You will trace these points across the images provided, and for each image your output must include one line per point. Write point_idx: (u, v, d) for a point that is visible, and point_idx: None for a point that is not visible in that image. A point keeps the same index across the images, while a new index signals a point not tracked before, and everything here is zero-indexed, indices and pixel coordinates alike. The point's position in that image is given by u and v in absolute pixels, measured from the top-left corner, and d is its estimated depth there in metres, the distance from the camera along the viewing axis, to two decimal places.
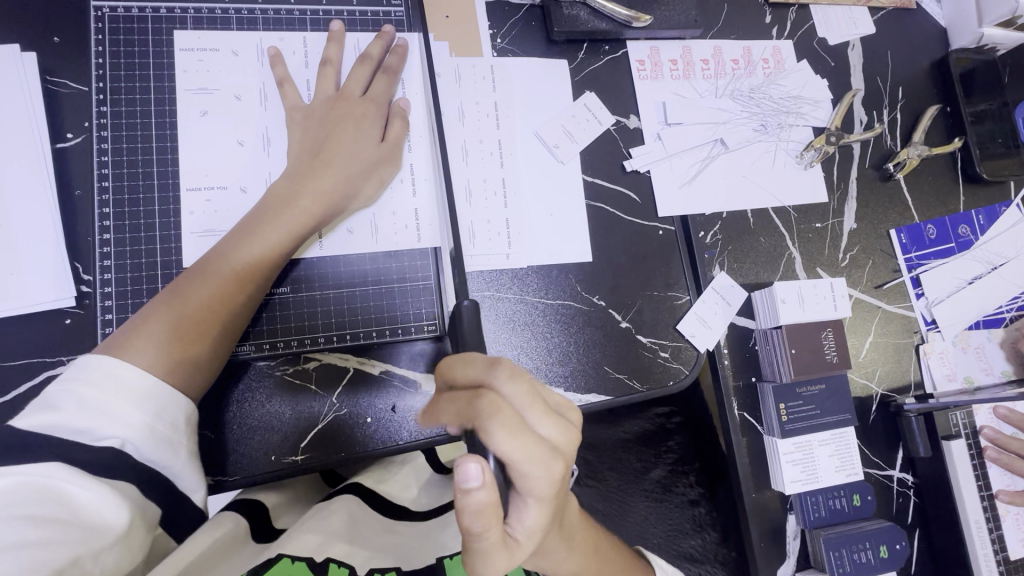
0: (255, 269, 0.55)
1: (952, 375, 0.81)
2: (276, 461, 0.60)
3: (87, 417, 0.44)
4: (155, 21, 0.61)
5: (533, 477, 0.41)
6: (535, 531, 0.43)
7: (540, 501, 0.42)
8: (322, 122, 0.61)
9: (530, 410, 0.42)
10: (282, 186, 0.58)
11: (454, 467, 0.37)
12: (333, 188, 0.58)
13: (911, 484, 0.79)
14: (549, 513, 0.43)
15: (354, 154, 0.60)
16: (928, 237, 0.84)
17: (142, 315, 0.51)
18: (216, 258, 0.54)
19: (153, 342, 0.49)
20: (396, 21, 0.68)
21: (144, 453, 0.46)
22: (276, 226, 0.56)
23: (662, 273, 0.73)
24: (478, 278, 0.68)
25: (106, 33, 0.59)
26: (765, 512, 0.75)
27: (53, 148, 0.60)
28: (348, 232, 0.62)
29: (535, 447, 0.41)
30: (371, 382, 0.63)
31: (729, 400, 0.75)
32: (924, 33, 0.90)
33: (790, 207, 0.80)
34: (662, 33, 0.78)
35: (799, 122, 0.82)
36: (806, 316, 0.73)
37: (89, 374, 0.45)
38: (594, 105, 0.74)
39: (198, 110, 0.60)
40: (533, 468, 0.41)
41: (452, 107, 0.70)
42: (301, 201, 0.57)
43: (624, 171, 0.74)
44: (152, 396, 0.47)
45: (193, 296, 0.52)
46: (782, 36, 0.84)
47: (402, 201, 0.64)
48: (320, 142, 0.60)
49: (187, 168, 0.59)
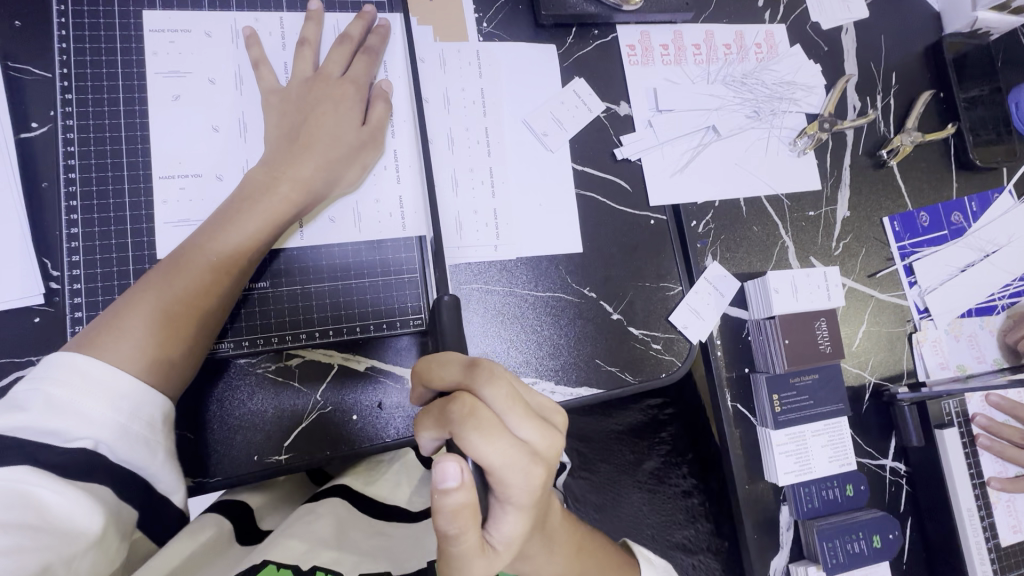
0: (232, 259, 0.53)
1: (944, 363, 0.81)
2: (259, 461, 0.58)
3: (58, 417, 0.42)
4: (121, 3, 0.58)
5: (510, 484, 0.40)
6: (515, 539, 0.42)
7: (515, 505, 0.41)
8: (300, 106, 0.58)
9: (509, 413, 0.40)
10: (259, 173, 0.55)
11: (432, 466, 0.36)
12: (314, 176, 0.56)
13: (903, 472, 0.79)
14: (529, 521, 0.42)
15: (334, 137, 0.58)
16: (921, 225, 0.83)
17: (113, 311, 0.49)
18: (196, 249, 0.52)
19: (127, 341, 0.47)
20: (377, 3, 0.65)
21: (119, 454, 0.44)
22: (255, 216, 0.54)
23: (653, 262, 0.71)
24: (464, 270, 0.66)
25: (69, 15, 0.56)
26: (758, 503, 0.74)
27: (16, 138, 0.57)
28: (331, 222, 0.60)
29: (510, 450, 0.39)
30: (357, 379, 0.61)
31: (722, 392, 0.74)
32: (918, 16, 0.89)
33: (784, 195, 0.79)
34: (653, 17, 0.76)
35: (792, 108, 0.80)
36: (799, 306, 0.73)
37: (57, 373, 0.43)
38: (583, 91, 0.72)
39: (170, 96, 0.58)
40: (507, 472, 0.39)
41: (436, 91, 0.68)
42: (279, 188, 0.55)
43: (614, 159, 0.72)
44: (125, 394, 0.45)
45: (168, 289, 0.50)
46: (775, 20, 0.82)
47: (385, 190, 0.62)
48: (299, 127, 0.57)
49: (159, 156, 0.57)
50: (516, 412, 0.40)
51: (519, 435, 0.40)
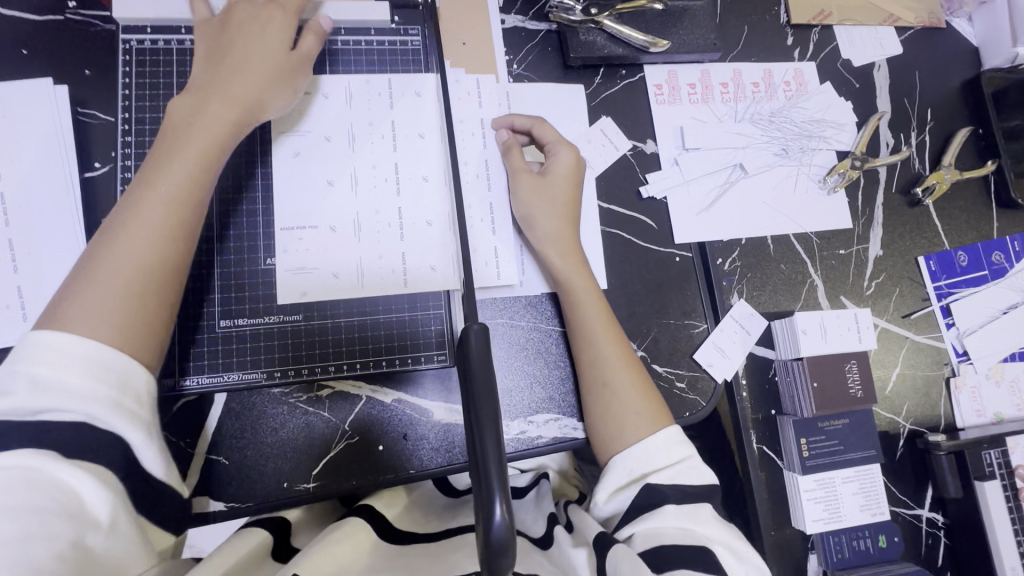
0: (173, 199, 0.50)
1: (982, 410, 0.78)
2: (289, 488, 0.59)
3: (41, 396, 0.41)
4: (178, 53, 0.62)
5: (559, 155, 0.67)
6: (568, 167, 0.67)
7: (574, 182, 0.67)
8: (217, 33, 0.57)
9: (555, 140, 0.68)
10: (184, 104, 0.54)
11: (489, 560, 0.31)
12: (243, 100, 0.55)
13: (941, 524, 0.75)
14: (574, 165, 0.67)
15: (252, 54, 0.56)
16: (959, 265, 0.80)
17: (78, 271, 0.47)
18: (135, 191, 0.50)
19: (87, 305, 0.45)
20: (413, 50, 0.67)
21: (110, 425, 0.43)
22: (189, 144, 0.52)
23: (678, 301, 0.71)
24: (490, 304, 0.67)
25: (133, 64, 0.61)
26: (785, 550, 0.72)
27: (81, 176, 0.61)
28: (379, 258, 0.61)
29: (564, 156, 0.67)
30: (383, 411, 0.63)
31: (747, 432, 0.73)
32: (955, 52, 0.87)
33: (812, 233, 0.78)
34: (681, 57, 0.77)
35: (821, 146, 0.80)
36: (828, 348, 0.72)
37: (34, 352, 0.42)
38: (610, 130, 0.74)
39: (291, 151, 0.62)
40: (558, 153, 0.67)
41: (472, 119, 0.70)
42: (208, 114, 0.53)
43: (639, 197, 0.73)
44: (105, 363, 0.44)
45: (119, 240, 0.48)
46: (804, 58, 0.83)
47: (481, 244, 0.67)
48: (222, 55, 0.56)
49: (281, 206, 0.61)
50: (574, 207, 0.67)
51: (552, 228, 0.65)
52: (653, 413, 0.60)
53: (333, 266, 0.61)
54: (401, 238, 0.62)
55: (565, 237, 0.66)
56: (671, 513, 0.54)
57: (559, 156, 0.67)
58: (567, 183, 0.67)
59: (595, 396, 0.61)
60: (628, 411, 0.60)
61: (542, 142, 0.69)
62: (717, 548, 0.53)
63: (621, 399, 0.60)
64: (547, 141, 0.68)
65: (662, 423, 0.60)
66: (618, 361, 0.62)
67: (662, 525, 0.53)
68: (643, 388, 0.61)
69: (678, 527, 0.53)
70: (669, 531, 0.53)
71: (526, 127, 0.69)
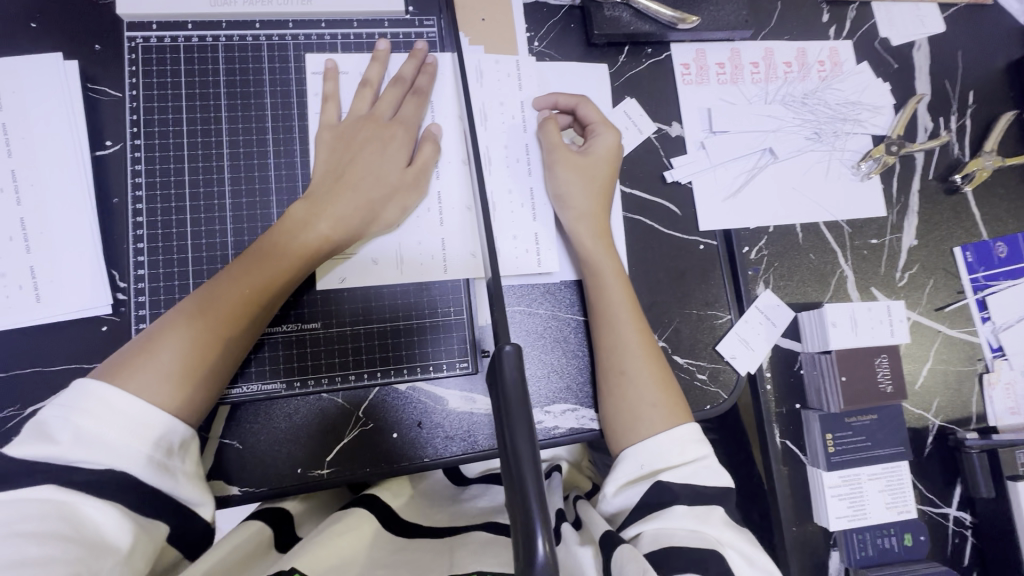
0: (255, 296, 0.52)
1: (1017, 408, 0.75)
2: (302, 474, 0.59)
3: (84, 448, 0.42)
4: (186, 50, 0.60)
5: (602, 136, 0.65)
6: (609, 150, 0.65)
7: (610, 164, 0.65)
8: (345, 141, 0.59)
9: (599, 121, 0.66)
10: (300, 210, 0.56)
11: None
12: (351, 216, 0.57)
13: (968, 523, 0.73)
14: (615, 147, 0.65)
15: (377, 176, 0.58)
16: (997, 257, 0.76)
17: (147, 339, 0.49)
18: (223, 278, 0.52)
19: (152, 377, 0.46)
20: (429, 42, 0.65)
21: (147, 482, 0.43)
22: (292, 250, 0.54)
23: (701, 291, 0.69)
24: (514, 289, 0.65)
25: (140, 64, 0.59)
26: (806, 548, 0.71)
27: (92, 155, 0.60)
28: (419, 243, 0.62)
29: (608, 139, 0.65)
30: (396, 403, 0.61)
31: (770, 427, 0.72)
32: (1001, 31, 0.82)
33: (844, 222, 0.75)
34: (710, 35, 0.73)
35: (856, 129, 0.76)
36: (859, 341, 0.69)
37: (81, 403, 0.43)
38: (634, 111, 0.71)
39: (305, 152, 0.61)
40: (601, 136, 0.65)
41: (511, 101, 0.68)
42: (318, 228, 0.55)
43: (664, 182, 0.70)
44: (149, 423, 0.44)
45: (195, 320, 0.49)
46: (841, 36, 0.78)
47: (524, 227, 0.65)
48: (344, 167, 0.58)
49: None
50: (609, 191, 0.65)
51: (586, 206, 0.63)
52: (674, 407, 0.58)
53: (372, 251, 0.61)
54: (441, 223, 0.62)
55: (599, 217, 0.64)
56: (679, 513, 0.52)
57: (602, 138, 0.65)
58: (604, 161, 0.65)
59: (610, 387, 0.60)
60: (644, 401, 0.58)
61: (586, 120, 0.67)
62: (729, 551, 0.50)
63: (636, 390, 0.59)
64: (590, 122, 0.66)
65: (683, 419, 0.58)
66: (638, 352, 0.60)
67: (667, 527, 0.51)
68: (663, 380, 0.60)
69: (687, 528, 0.51)
70: (679, 532, 0.50)
71: (571, 106, 0.67)
